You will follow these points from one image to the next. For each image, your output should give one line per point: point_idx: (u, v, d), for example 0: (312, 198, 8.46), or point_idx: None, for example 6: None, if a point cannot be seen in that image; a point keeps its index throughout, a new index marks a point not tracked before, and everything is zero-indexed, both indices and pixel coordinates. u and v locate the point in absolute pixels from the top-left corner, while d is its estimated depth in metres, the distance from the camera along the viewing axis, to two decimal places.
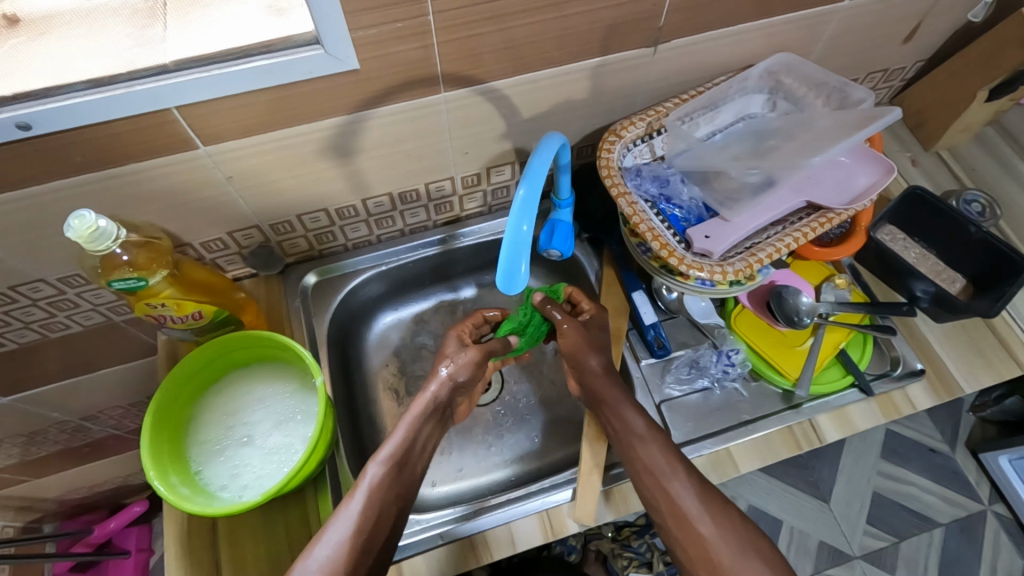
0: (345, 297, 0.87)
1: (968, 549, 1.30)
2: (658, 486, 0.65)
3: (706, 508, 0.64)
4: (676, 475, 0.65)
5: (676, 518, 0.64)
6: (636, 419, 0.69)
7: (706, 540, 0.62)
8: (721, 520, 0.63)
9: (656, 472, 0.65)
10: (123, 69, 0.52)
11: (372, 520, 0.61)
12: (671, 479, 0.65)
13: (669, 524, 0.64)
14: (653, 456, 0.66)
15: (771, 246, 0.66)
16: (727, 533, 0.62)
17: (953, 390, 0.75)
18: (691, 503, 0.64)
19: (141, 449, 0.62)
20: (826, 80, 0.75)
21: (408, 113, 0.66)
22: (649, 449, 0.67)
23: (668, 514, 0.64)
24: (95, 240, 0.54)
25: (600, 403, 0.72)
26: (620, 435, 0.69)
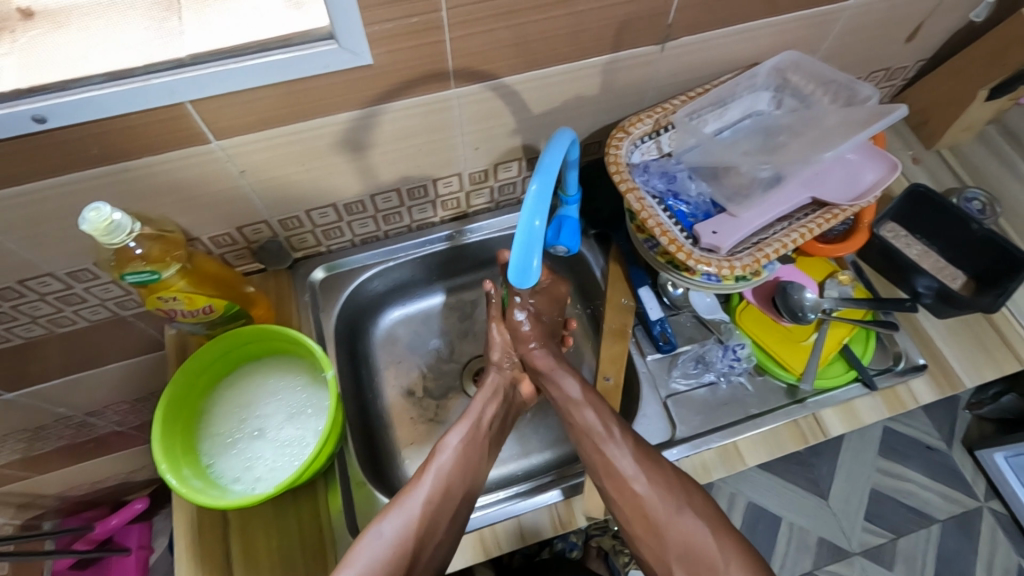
0: (353, 293, 0.88)
1: (965, 546, 1.31)
2: (599, 451, 0.69)
3: (645, 470, 0.68)
4: (613, 438, 0.69)
5: (614, 480, 0.68)
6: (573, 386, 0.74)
7: (641, 498, 0.67)
8: (658, 480, 0.67)
9: (598, 439, 0.70)
10: (139, 63, 0.53)
11: (450, 479, 0.69)
12: (608, 444, 0.69)
13: (606, 485, 0.68)
14: (595, 422, 0.71)
15: (777, 242, 0.67)
16: (662, 493, 0.67)
17: (955, 384, 0.76)
18: (631, 466, 0.67)
19: (153, 442, 0.62)
20: (834, 78, 0.76)
21: (418, 109, 0.67)
22: (590, 415, 0.72)
23: (606, 475, 0.68)
24: (111, 233, 0.54)
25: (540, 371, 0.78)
26: (562, 404, 0.75)
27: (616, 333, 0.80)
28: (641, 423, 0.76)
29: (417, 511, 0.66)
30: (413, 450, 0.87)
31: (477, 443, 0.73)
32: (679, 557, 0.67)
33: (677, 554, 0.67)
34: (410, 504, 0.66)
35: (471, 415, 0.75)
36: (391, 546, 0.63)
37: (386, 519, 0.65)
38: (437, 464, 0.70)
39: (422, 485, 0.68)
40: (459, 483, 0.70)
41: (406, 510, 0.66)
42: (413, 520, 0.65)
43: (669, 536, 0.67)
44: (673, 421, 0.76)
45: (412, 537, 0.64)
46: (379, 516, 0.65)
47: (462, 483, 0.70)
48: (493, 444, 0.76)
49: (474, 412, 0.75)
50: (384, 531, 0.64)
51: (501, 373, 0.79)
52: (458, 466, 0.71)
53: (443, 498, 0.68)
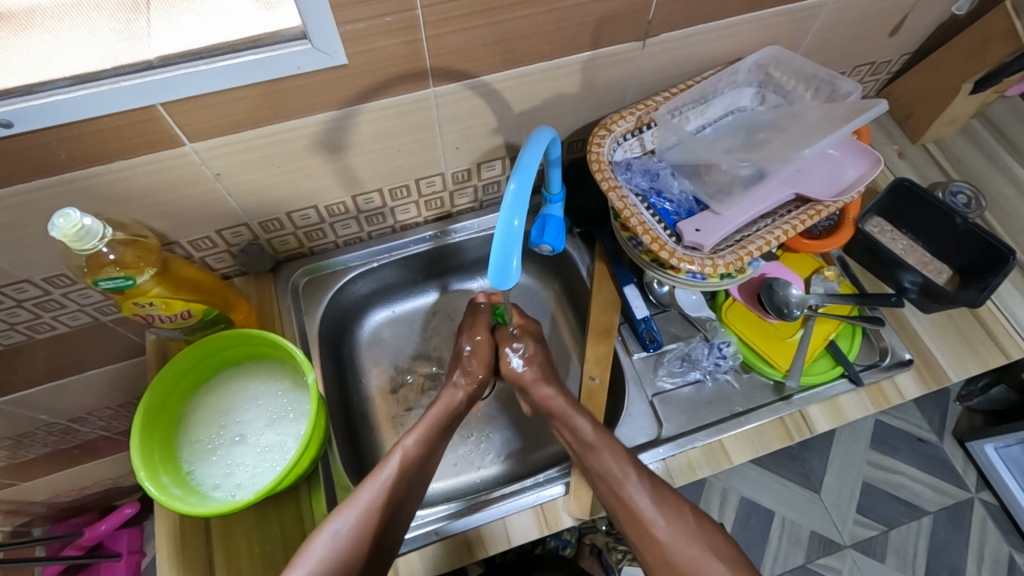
0: (336, 295, 0.87)
1: (956, 537, 1.32)
2: (614, 491, 0.66)
3: (662, 511, 0.65)
4: (631, 480, 0.66)
5: (633, 522, 0.65)
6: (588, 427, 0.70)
7: (663, 544, 0.65)
8: (677, 523, 0.65)
9: (614, 477, 0.66)
10: (107, 65, 0.52)
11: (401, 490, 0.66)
12: (628, 483, 0.66)
13: (626, 528, 0.66)
14: (612, 461, 0.66)
15: (761, 239, 0.66)
16: (682, 535, 0.65)
17: (941, 378, 0.76)
18: (648, 507, 0.65)
19: (131, 450, 0.61)
20: (815, 73, 0.75)
21: (397, 108, 0.66)
22: (607, 452, 0.67)
23: (624, 515, 0.66)
24: (81, 239, 0.53)
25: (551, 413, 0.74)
26: (581, 441, 0.69)
27: (602, 332, 0.80)
28: (627, 422, 0.76)
29: (372, 511, 0.63)
30: None
31: (433, 446, 0.72)
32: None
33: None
34: (363, 502, 0.63)
35: (427, 420, 0.73)
36: (345, 547, 0.60)
37: (339, 517, 0.62)
38: (392, 464, 0.67)
39: (375, 484, 0.65)
40: (411, 486, 0.67)
41: (358, 507, 0.63)
42: (367, 517, 0.62)
43: None
44: (659, 420, 0.76)
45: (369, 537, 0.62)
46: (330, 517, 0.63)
47: (413, 490, 0.68)
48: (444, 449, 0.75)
49: (431, 417, 0.74)
50: (337, 529, 0.61)
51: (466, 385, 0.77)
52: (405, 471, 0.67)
53: (398, 500, 0.65)
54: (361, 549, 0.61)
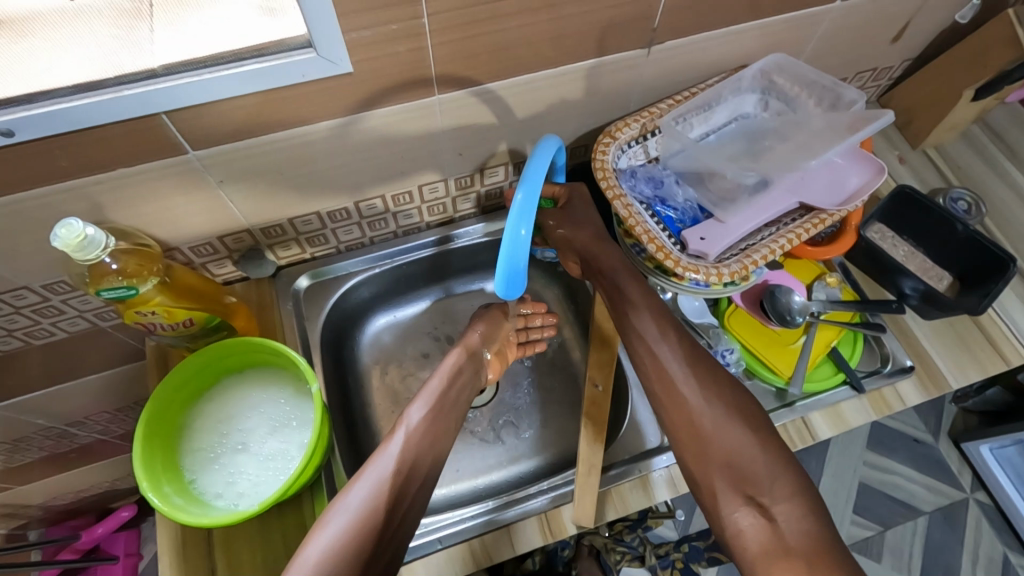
0: (339, 300, 0.86)
1: (951, 537, 1.33)
2: (647, 353, 0.67)
3: (693, 376, 0.65)
4: (666, 344, 0.67)
5: (662, 382, 0.66)
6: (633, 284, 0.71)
7: (691, 408, 0.63)
8: (710, 394, 0.64)
9: (648, 338, 0.68)
10: (110, 74, 0.51)
11: (415, 454, 0.66)
12: (661, 347, 0.67)
13: (656, 390, 0.66)
14: (647, 325, 0.69)
15: (765, 247, 0.66)
16: (714, 402, 0.63)
17: (941, 385, 0.76)
18: (677, 368, 0.66)
19: (134, 460, 0.60)
20: (818, 79, 0.75)
21: (402, 115, 0.66)
22: (641, 319, 0.69)
23: (654, 376, 0.66)
24: (84, 249, 0.52)
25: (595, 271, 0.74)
26: (614, 304, 0.72)
27: (605, 338, 0.79)
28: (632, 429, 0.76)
29: (386, 482, 0.62)
30: None
31: (442, 413, 0.71)
32: (722, 466, 0.60)
33: (722, 472, 0.60)
34: (375, 475, 0.62)
35: (431, 389, 0.73)
36: (360, 517, 0.58)
37: (351, 489, 0.60)
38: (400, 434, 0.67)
39: (384, 458, 0.64)
40: (422, 452, 0.67)
41: (371, 481, 0.61)
42: (381, 488, 0.61)
43: (713, 449, 0.61)
44: None
45: (384, 503, 0.60)
46: (338, 497, 0.60)
47: (426, 459, 0.67)
48: (454, 417, 0.74)
49: (433, 387, 0.73)
50: (354, 501, 0.59)
51: (459, 349, 0.78)
52: (411, 448, 0.66)
53: (408, 473, 0.64)
54: (378, 518, 0.59)
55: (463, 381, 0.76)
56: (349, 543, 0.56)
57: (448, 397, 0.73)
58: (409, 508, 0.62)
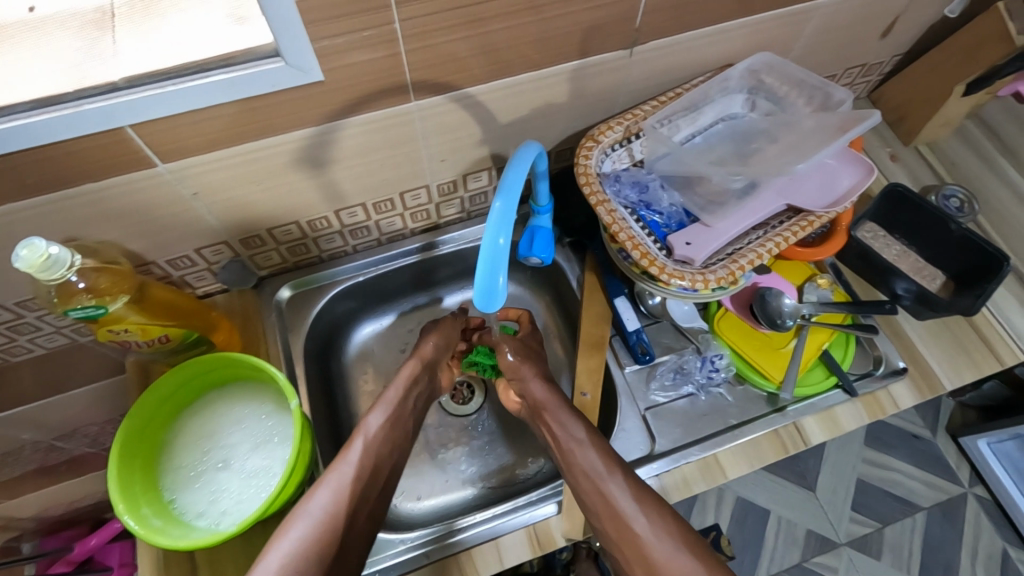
0: (323, 309, 0.85)
1: (950, 533, 1.32)
2: (595, 491, 0.63)
3: (623, 480, 0.63)
4: (613, 478, 0.63)
5: (614, 521, 0.61)
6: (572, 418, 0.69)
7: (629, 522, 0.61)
8: (645, 499, 0.62)
9: (596, 476, 0.64)
10: (71, 88, 0.49)
11: (375, 458, 0.67)
12: (587, 450, 0.66)
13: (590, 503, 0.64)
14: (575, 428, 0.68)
15: (752, 252, 0.64)
16: (651, 515, 0.61)
17: (936, 388, 0.75)
18: (628, 504, 0.62)
19: (109, 483, 0.59)
20: (806, 79, 0.73)
21: (379, 123, 0.64)
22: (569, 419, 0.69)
23: (605, 517, 0.62)
24: (48, 269, 0.51)
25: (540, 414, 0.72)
26: (560, 438, 0.69)
27: (593, 345, 0.78)
28: (620, 438, 0.74)
29: (349, 487, 0.63)
30: None
31: (400, 420, 0.72)
32: None
33: None
34: (338, 481, 0.63)
35: (391, 396, 0.73)
36: (324, 523, 0.59)
37: (313, 495, 0.61)
38: (361, 439, 0.67)
39: (347, 464, 0.65)
40: (382, 457, 0.68)
41: (334, 487, 0.62)
42: (345, 493, 0.62)
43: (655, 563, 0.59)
44: (652, 433, 0.74)
45: (347, 508, 0.61)
46: (299, 504, 0.61)
47: (385, 464, 0.68)
48: (411, 423, 0.75)
49: (391, 394, 0.73)
50: (319, 507, 0.60)
51: (415, 360, 0.77)
52: (371, 452, 0.67)
53: (369, 478, 0.65)
54: (341, 522, 0.60)
55: (421, 381, 0.77)
56: (312, 550, 0.57)
57: (405, 403, 0.74)
58: (369, 512, 0.64)
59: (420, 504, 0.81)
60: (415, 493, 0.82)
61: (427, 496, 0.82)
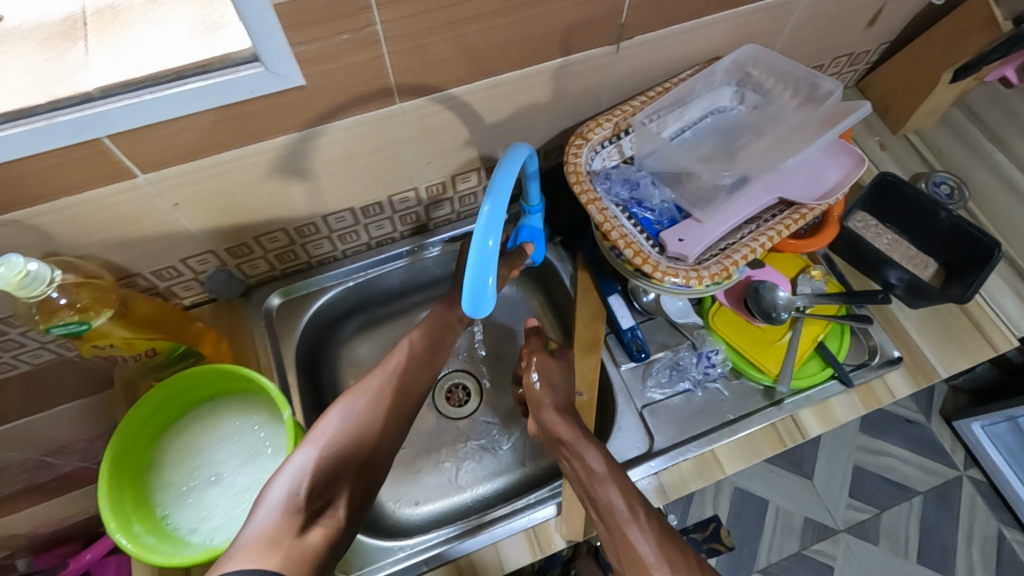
0: (313, 317, 0.84)
1: (946, 516, 1.33)
2: (616, 532, 0.59)
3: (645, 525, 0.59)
4: (637, 523, 0.59)
5: (633, 568, 0.57)
6: (596, 456, 0.64)
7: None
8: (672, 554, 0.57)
9: (618, 513, 0.60)
10: (42, 100, 0.48)
11: (410, 373, 0.70)
12: (608, 486, 0.61)
13: (610, 544, 0.60)
14: (594, 457, 0.64)
15: (746, 247, 0.64)
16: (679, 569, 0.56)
17: (930, 376, 0.75)
18: (650, 552, 0.57)
19: (99, 501, 0.57)
20: (793, 71, 0.72)
21: (362, 127, 0.63)
22: (588, 449, 0.65)
23: (625, 564, 0.57)
24: (27, 285, 0.49)
25: (560, 448, 0.67)
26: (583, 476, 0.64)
27: (587, 345, 0.77)
28: (618, 437, 0.74)
29: (382, 396, 0.66)
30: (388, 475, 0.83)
31: (438, 344, 0.75)
32: None
33: None
34: (374, 390, 0.66)
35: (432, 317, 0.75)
36: (356, 426, 0.62)
37: (349, 399, 0.64)
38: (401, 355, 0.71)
39: (383, 376, 0.68)
40: (417, 375, 0.70)
41: (371, 395, 0.65)
42: (377, 401, 0.65)
43: None
44: (650, 432, 0.74)
45: (380, 416, 0.64)
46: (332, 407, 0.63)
47: (422, 381, 0.71)
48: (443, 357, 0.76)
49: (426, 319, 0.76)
50: (354, 412, 0.63)
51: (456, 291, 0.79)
52: (407, 368, 0.71)
53: (403, 393, 0.68)
54: (372, 426, 0.63)
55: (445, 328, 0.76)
56: (344, 446, 0.61)
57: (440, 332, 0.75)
58: (401, 424, 0.67)
59: (419, 509, 0.81)
60: (413, 498, 0.81)
61: (424, 501, 0.81)
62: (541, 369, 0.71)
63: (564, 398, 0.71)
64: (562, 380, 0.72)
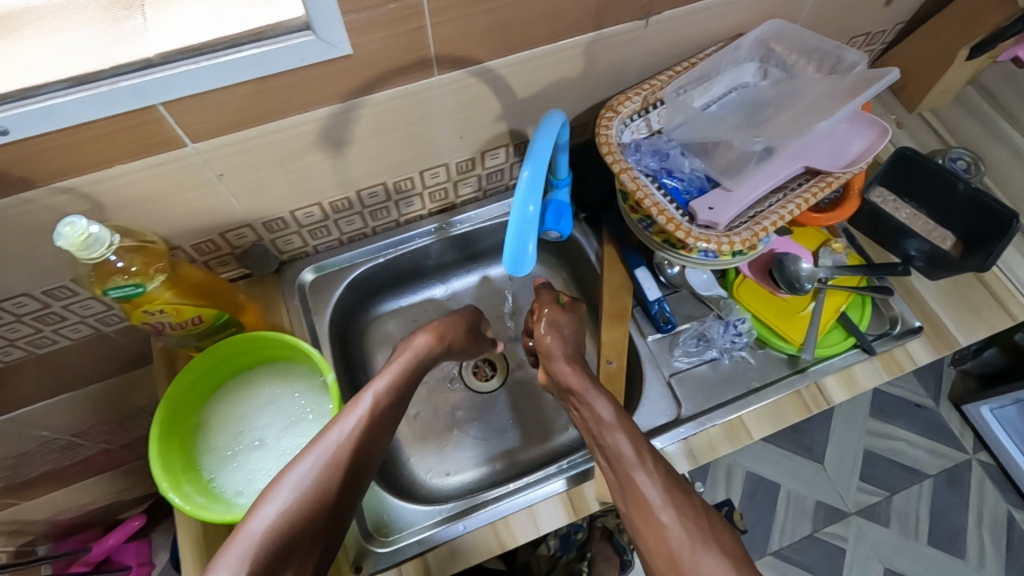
0: (343, 293, 0.85)
1: (956, 498, 1.35)
2: (623, 478, 0.62)
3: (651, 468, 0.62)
4: (643, 467, 0.62)
5: (638, 508, 0.61)
6: (603, 406, 0.67)
7: (666, 526, 0.59)
8: (677, 498, 0.61)
9: (626, 460, 0.63)
10: (105, 65, 0.49)
11: (370, 432, 0.63)
12: (615, 433, 0.65)
13: (615, 488, 0.64)
14: (602, 405, 0.67)
15: (774, 214, 0.66)
16: (684, 512, 0.60)
17: (951, 343, 0.77)
18: (655, 495, 0.61)
19: (151, 461, 0.59)
20: (817, 45, 0.74)
21: (400, 99, 0.64)
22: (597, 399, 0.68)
23: (631, 503, 0.62)
24: (89, 247, 0.51)
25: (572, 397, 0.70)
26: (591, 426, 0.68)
27: (615, 316, 0.79)
28: (646, 404, 0.76)
29: (334, 462, 0.59)
30: (418, 448, 0.84)
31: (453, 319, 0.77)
32: None
33: None
34: (327, 457, 0.59)
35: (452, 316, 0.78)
36: (304, 501, 0.57)
37: (298, 471, 0.58)
38: (359, 415, 0.62)
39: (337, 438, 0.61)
40: (378, 431, 0.64)
41: (321, 462, 0.59)
42: (331, 469, 0.59)
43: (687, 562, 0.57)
44: (677, 399, 0.76)
45: (333, 485, 0.59)
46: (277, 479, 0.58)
47: (381, 437, 0.64)
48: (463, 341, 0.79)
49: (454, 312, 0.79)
50: (302, 483, 0.58)
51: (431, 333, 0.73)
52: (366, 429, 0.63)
53: (360, 455, 0.62)
54: (324, 496, 0.58)
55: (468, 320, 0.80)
56: (292, 522, 0.56)
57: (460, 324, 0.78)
58: (354, 489, 0.61)
59: (449, 479, 0.83)
60: (443, 469, 0.83)
61: (455, 472, 0.83)
62: (551, 318, 0.76)
63: (574, 349, 0.75)
64: (572, 332, 0.77)
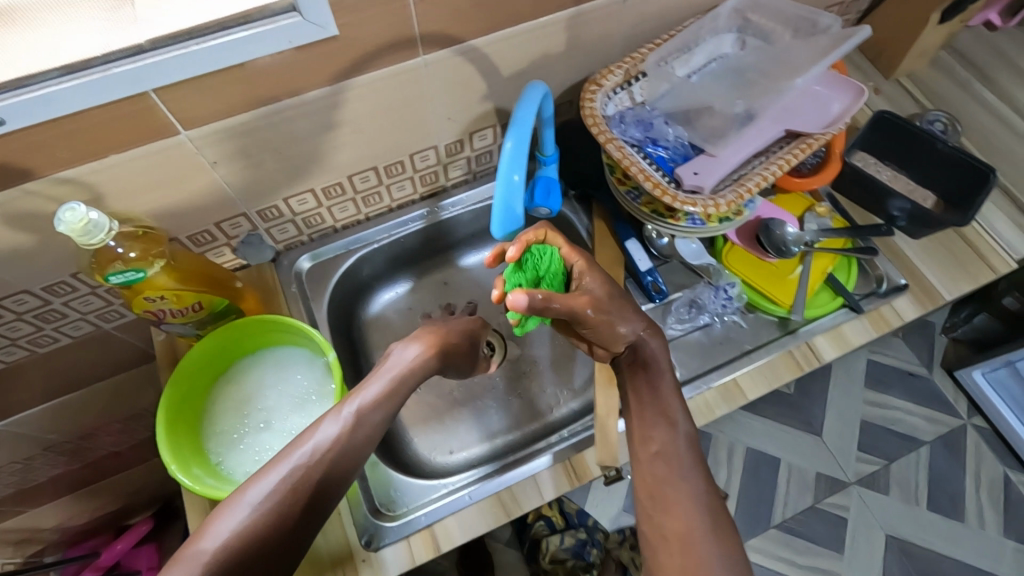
0: (339, 280, 0.86)
1: (953, 463, 1.37)
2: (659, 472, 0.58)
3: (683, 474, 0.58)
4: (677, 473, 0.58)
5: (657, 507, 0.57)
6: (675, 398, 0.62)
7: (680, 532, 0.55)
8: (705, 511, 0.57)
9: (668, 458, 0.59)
10: (98, 52, 0.50)
11: (349, 448, 0.57)
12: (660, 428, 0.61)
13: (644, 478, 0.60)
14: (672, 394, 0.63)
15: (758, 175, 0.68)
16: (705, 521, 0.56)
17: (936, 299, 0.79)
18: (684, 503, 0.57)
19: (160, 444, 0.61)
20: (792, 12, 0.77)
21: (387, 80, 0.66)
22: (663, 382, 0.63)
23: (653, 507, 0.58)
24: (88, 233, 0.52)
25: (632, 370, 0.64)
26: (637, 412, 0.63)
27: None
28: None
29: (300, 479, 0.54)
30: (421, 429, 0.86)
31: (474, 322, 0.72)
32: None
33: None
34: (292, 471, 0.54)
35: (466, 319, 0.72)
36: (260, 520, 0.52)
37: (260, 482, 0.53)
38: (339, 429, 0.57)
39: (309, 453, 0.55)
40: (358, 450, 0.58)
41: (283, 476, 0.54)
42: (296, 488, 0.54)
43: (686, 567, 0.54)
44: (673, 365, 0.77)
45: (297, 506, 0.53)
46: (239, 490, 0.53)
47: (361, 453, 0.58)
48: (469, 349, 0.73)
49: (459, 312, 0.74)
50: (261, 498, 0.52)
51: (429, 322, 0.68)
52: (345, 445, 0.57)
53: (333, 475, 0.56)
54: (285, 518, 0.53)
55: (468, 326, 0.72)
56: (244, 542, 0.51)
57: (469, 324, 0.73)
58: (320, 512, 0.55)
59: (453, 457, 0.84)
60: (447, 447, 0.85)
61: (460, 449, 0.85)
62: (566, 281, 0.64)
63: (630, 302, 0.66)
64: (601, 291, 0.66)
